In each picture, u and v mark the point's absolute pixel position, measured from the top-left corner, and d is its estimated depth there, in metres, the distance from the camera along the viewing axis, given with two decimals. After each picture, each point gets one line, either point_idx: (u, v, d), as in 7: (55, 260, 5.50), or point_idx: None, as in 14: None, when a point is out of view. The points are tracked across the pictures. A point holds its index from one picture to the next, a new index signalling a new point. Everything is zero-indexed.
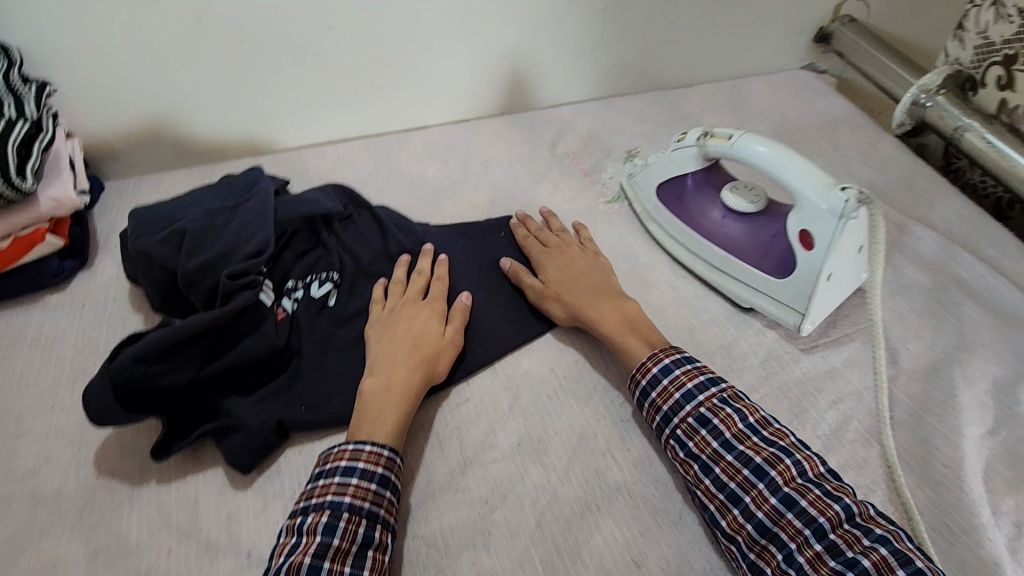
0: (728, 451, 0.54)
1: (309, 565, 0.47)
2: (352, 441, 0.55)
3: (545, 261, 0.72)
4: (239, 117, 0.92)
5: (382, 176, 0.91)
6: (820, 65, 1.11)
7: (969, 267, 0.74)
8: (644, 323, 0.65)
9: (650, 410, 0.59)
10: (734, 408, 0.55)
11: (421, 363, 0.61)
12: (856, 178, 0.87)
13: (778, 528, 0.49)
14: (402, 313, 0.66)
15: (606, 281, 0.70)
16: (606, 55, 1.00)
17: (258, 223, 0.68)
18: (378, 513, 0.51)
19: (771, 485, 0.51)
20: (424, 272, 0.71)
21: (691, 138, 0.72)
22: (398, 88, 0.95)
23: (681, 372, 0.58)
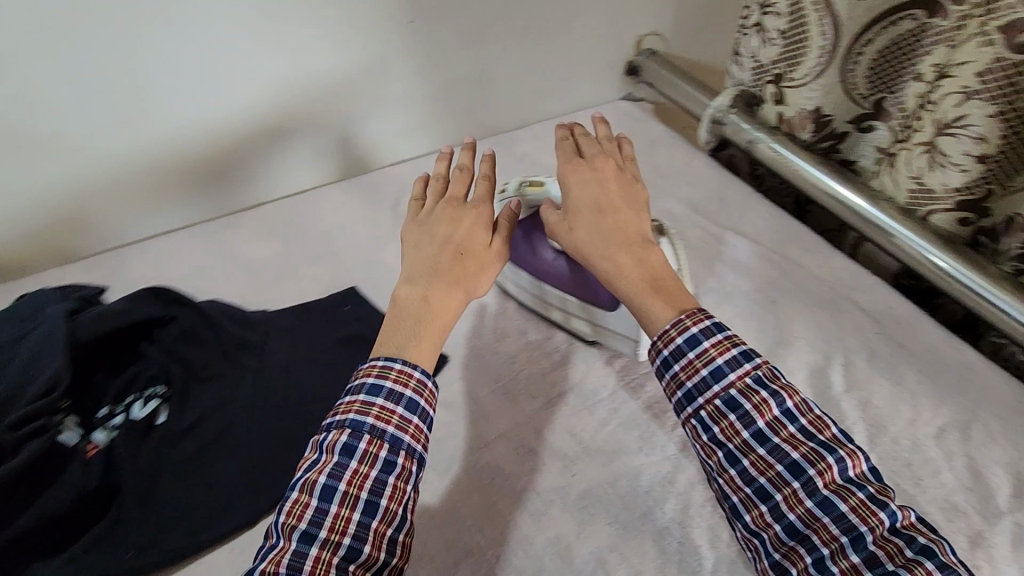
0: (761, 444, 0.50)
1: (323, 485, 0.48)
2: (382, 355, 0.54)
3: (574, 187, 0.65)
4: (33, 226, 0.82)
5: (213, 264, 0.85)
6: (636, 94, 1.20)
7: (778, 266, 0.82)
8: (672, 278, 0.59)
9: (672, 384, 0.54)
10: (771, 392, 0.51)
11: (457, 278, 0.60)
12: (677, 196, 0.95)
13: (810, 531, 0.48)
14: (447, 213, 0.65)
15: (635, 226, 0.62)
16: (436, 109, 1.01)
17: (46, 354, 0.60)
18: (401, 440, 0.51)
19: (808, 487, 0.48)
20: (466, 170, 0.69)
21: (510, 189, 0.72)
22: (220, 169, 0.90)
23: (711, 345, 0.52)
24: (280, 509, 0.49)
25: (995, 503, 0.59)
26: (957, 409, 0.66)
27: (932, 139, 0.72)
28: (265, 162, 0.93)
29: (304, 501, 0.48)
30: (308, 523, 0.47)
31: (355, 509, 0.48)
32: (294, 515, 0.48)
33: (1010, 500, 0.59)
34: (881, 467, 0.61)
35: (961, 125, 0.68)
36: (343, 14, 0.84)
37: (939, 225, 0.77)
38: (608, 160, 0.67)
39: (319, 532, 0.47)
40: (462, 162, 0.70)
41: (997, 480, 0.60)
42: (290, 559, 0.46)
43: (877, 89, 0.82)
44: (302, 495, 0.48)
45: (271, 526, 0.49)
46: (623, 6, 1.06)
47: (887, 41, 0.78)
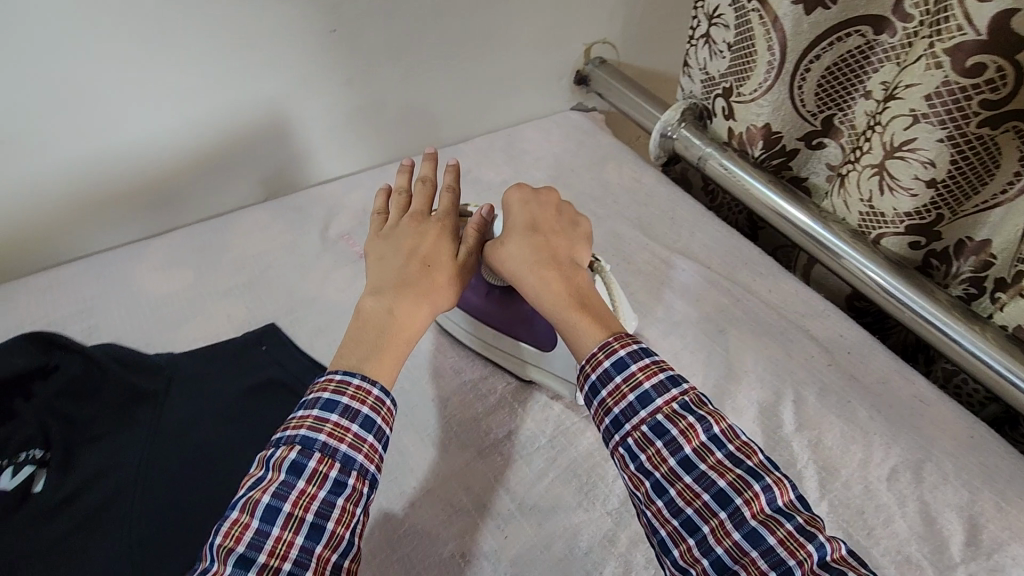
0: (687, 471, 0.46)
1: (266, 505, 0.43)
2: (340, 370, 0.50)
3: (514, 207, 0.63)
4: None
5: (113, 299, 0.76)
6: (587, 104, 1.16)
7: (727, 292, 0.78)
8: (599, 303, 0.56)
9: (601, 411, 0.50)
10: (697, 416, 0.47)
11: (422, 289, 0.57)
12: (624, 215, 0.90)
13: (738, 568, 0.42)
14: (406, 227, 0.63)
15: (566, 249, 0.61)
16: (370, 123, 0.94)
17: None
18: (354, 459, 0.47)
19: (734, 517, 0.43)
20: (429, 181, 0.67)
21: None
22: (123, 192, 0.81)
23: (638, 368, 0.49)
24: (214, 531, 0.43)
25: (949, 553, 0.56)
26: (909, 448, 0.63)
27: (882, 161, 0.69)
28: (176, 182, 0.84)
29: (243, 522, 0.42)
30: (247, 546, 0.42)
31: (298, 533, 0.43)
32: (231, 537, 0.42)
33: (964, 549, 0.56)
34: (832, 516, 0.58)
35: (910, 148, 0.65)
36: (258, 22, 0.76)
37: (892, 249, 0.75)
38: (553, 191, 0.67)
39: (257, 557, 0.41)
40: (425, 173, 0.68)
41: (950, 527, 0.57)
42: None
43: (826, 107, 0.79)
44: (241, 515, 0.43)
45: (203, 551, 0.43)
46: (569, 13, 1.01)
47: (835, 58, 0.75)
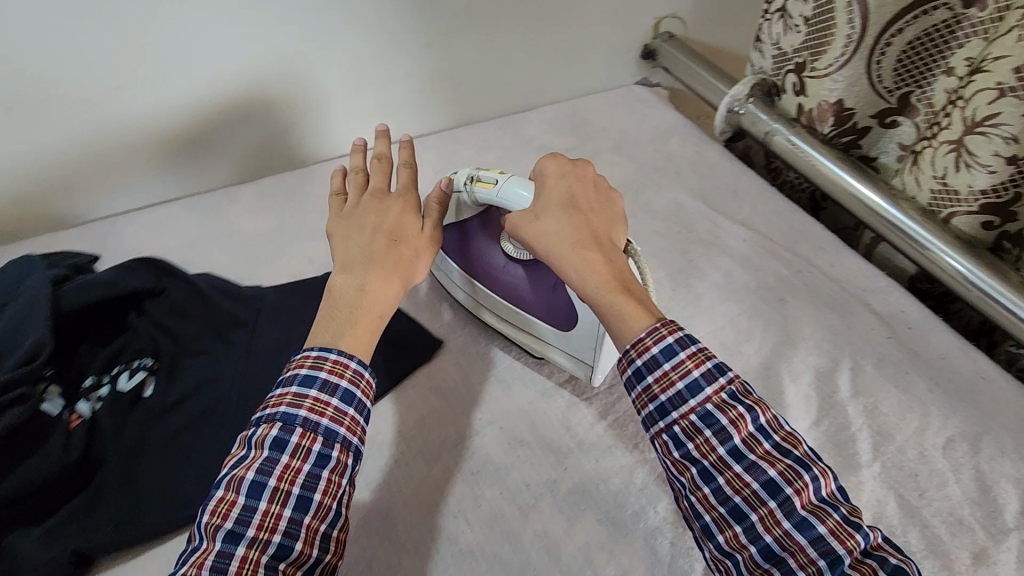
0: (737, 461, 0.47)
1: (252, 482, 0.46)
2: (316, 347, 0.52)
3: (551, 179, 0.61)
4: (25, 192, 0.80)
5: (208, 237, 0.83)
6: (651, 79, 1.16)
7: (787, 264, 0.79)
8: (639, 287, 0.56)
9: (644, 397, 0.51)
10: (746, 406, 0.49)
11: (392, 263, 0.59)
12: (687, 186, 0.92)
13: (786, 555, 0.45)
14: (368, 207, 0.63)
15: (606, 227, 0.59)
16: (443, 87, 0.98)
17: (27, 324, 0.57)
18: (336, 432, 0.50)
19: (784, 507, 0.45)
20: (386, 159, 0.69)
21: (460, 181, 0.66)
22: (216, 140, 0.87)
23: (687, 357, 0.50)
24: (202, 511, 0.46)
25: (1003, 519, 0.56)
26: (967, 421, 0.63)
27: (960, 137, 0.69)
28: (264, 134, 0.90)
29: (230, 500, 0.46)
30: (234, 522, 0.45)
31: (286, 507, 0.46)
32: (218, 515, 0.45)
33: (1019, 517, 0.57)
34: (884, 476, 0.59)
35: (992, 123, 0.65)
36: None
37: (961, 229, 0.74)
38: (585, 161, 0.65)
39: (246, 531, 0.45)
40: (382, 153, 0.69)
41: (1005, 495, 0.58)
42: (215, 561, 0.43)
43: (903, 83, 0.79)
44: (227, 493, 0.46)
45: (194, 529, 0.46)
46: None
47: (917, 32, 0.75)
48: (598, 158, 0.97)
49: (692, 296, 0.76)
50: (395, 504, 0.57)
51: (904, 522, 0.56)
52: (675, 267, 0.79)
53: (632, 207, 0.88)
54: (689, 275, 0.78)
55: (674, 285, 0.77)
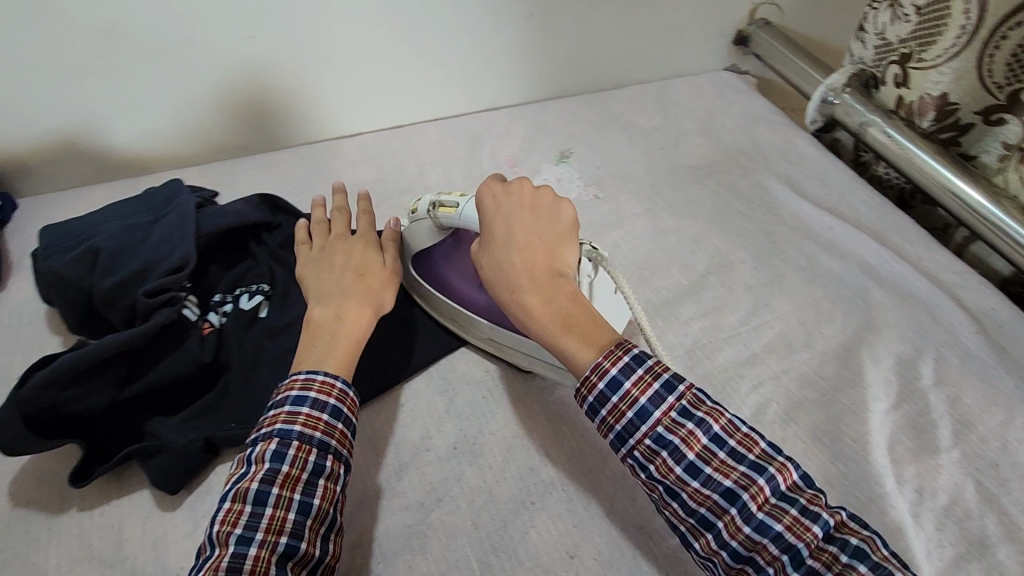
0: (694, 477, 0.49)
1: (257, 491, 0.49)
2: (304, 369, 0.56)
3: (487, 217, 0.61)
4: (160, 131, 0.88)
5: (315, 183, 0.90)
6: (741, 66, 1.16)
7: (874, 253, 0.79)
8: (588, 317, 0.56)
9: (603, 428, 0.52)
10: (697, 420, 0.50)
11: (365, 293, 0.63)
12: (774, 171, 0.92)
13: (753, 555, 0.47)
14: (332, 250, 0.68)
15: (550, 259, 0.59)
16: (537, 59, 1.02)
17: (177, 237, 0.65)
18: (329, 444, 0.53)
19: (743, 513, 0.47)
20: (344, 209, 0.73)
21: (422, 209, 0.66)
22: (326, 96, 0.94)
23: (632, 385, 0.51)
24: (212, 521, 0.49)
25: None
26: None
27: None
28: (366, 94, 0.96)
29: (238, 509, 0.48)
30: (245, 527, 0.48)
31: (291, 509, 0.49)
32: (228, 523, 0.48)
33: None
34: (963, 462, 0.60)
35: None
36: None
37: None
38: (525, 182, 0.63)
39: (255, 535, 0.47)
40: (338, 202, 0.74)
41: None
42: (229, 563, 0.46)
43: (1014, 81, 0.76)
44: (234, 504, 0.49)
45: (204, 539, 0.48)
46: None
47: None
48: (685, 137, 0.98)
49: (775, 276, 0.77)
50: (484, 434, 0.62)
51: (982, 507, 0.56)
52: (758, 247, 0.80)
53: (717, 187, 0.89)
54: (772, 255, 0.79)
55: (757, 263, 0.78)
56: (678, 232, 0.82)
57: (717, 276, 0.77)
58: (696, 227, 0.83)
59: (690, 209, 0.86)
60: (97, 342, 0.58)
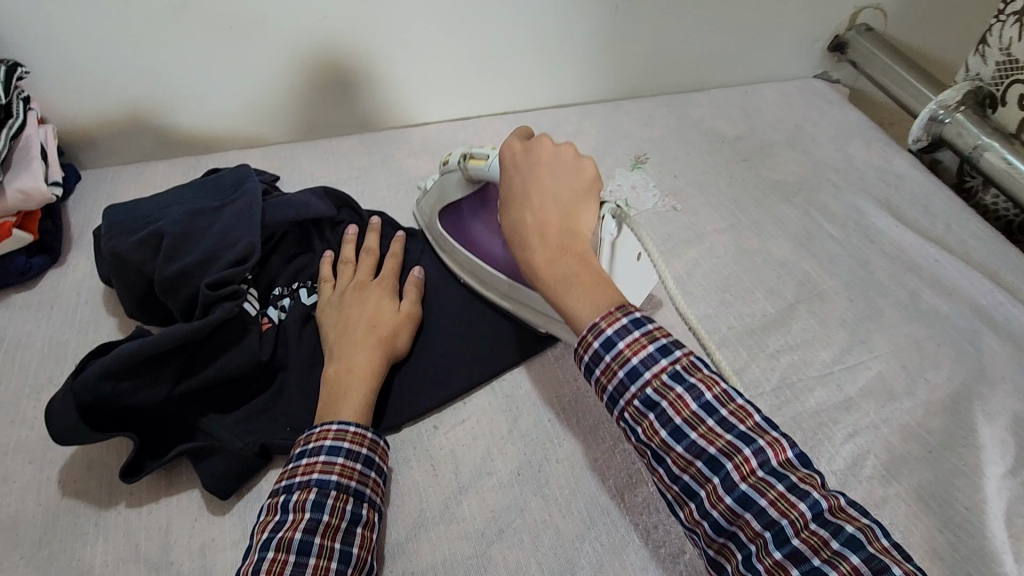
0: (679, 441, 0.43)
1: (300, 540, 0.46)
2: (335, 420, 0.53)
3: (506, 169, 0.59)
4: (224, 109, 0.86)
5: (377, 173, 0.86)
6: (832, 74, 1.08)
7: (987, 292, 0.71)
8: (596, 277, 0.50)
9: (595, 389, 0.47)
10: (688, 384, 0.44)
11: (378, 347, 0.59)
12: (869, 193, 0.84)
13: (735, 529, 0.41)
14: (350, 293, 0.63)
15: (563, 215, 0.54)
16: (615, 56, 0.96)
17: (243, 227, 0.62)
18: (364, 492, 0.51)
19: (726, 483, 0.41)
20: (374, 250, 0.68)
21: (454, 160, 0.68)
22: (393, 82, 0.90)
23: (625, 345, 0.45)
24: (251, 572, 0.45)
25: None
26: None
27: None
28: (434, 82, 0.91)
29: (282, 559, 0.45)
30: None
31: (333, 558, 0.46)
32: (274, 573, 0.44)
33: None
34: None
35: None
36: None
37: None
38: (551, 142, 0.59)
39: None
40: (367, 241, 0.69)
41: None
42: None
43: None
44: (277, 554, 0.45)
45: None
46: None
47: None
48: (771, 148, 0.91)
49: (873, 311, 0.70)
50: (551, 463, 0.57)
51: None
52: (853, 277, 0.73)
53: (807, 206, 0.82)
54: (869, 287, 0.72)
55: (852, 296, 0.71)
56: (764, 254, 0.76)
57: (807, 306, 0.70)
58: (783, 250, 0.76)
59: (777, 229, 0.79)
60: (156, 333, 0.56)
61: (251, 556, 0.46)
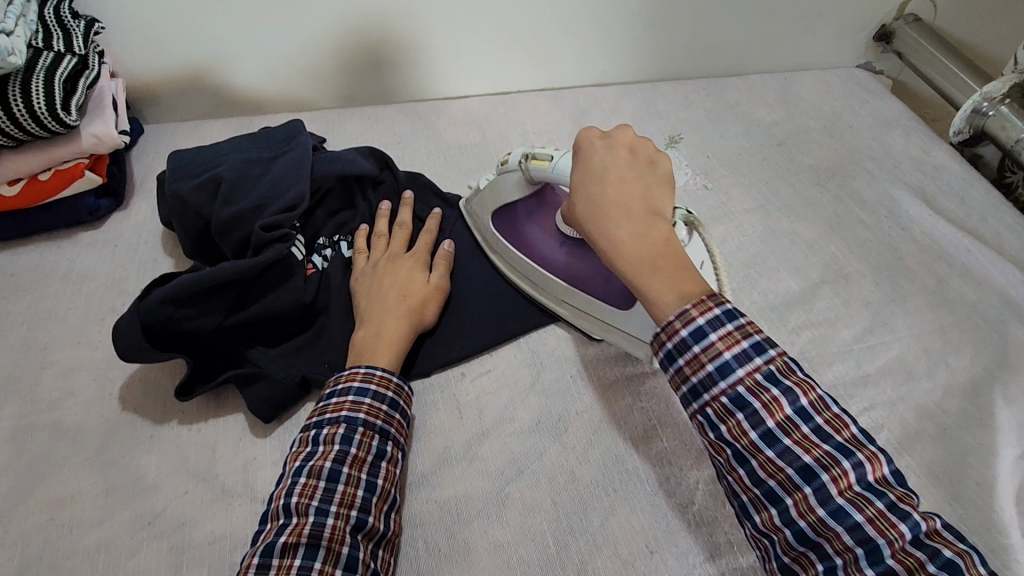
0: (770, 445, 0.44)
1: (330, 469, 0.50)
2: (364, 364, 0.57)
3: (582, 153, 0.58)
4: (277, 73, 0.90)
5: (418, 140, 0.90)
6: (876, 65, 1.07)
7: (1018, 284, 0.71)
8: (680, 261, 0.51)
9: (676, 378, 0.48)
10: (783, 388, 0.45)
11: (405, 315, 0.61)
12: (905, 182, 0.84)
13: (821, 540, 0.42)
14: (382, 266, 0.65)
15: (646, 194, 0.55)
16: (656, 37, 0.97)
17: (294, 177, 0.66)
18: (388, 432, 0.54)
19: (819, 494, 0.43)
20: (407, 223, 0.70)
21: (513, 161, 0.64)
22: (439, 54, 0.93)
23: (718, 338, 0.46)
24: (285, 494, 0.49)
25: None
26: None
27: None
28: (477, 56, 0.94)
29: (313, 485, 0.49)
30: (321, 500, 0.48)
31: (360, 487, 0.50)
32: (305, 494, 0.49)
33: None
34: None
35: None
36: None
37: None
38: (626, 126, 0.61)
39: (330, 508, 0.48)
40: (400, 215, 0.70)
41: None
42: (311, 530, 0.47)
43: None
44: (309, 479, 0.49)
45: (274, 509, 0.49)
46: None
47: None
48: (807, 135, 0.91)
49: (898, 295, 0.70)
50: (570, 415, 0.60)
51: None
52: (881, 262, 0.74)
53: (839, 191, 0.82)
54: (897, 272, 0.73)
55: (878, 279, 0.72)
56: (792, 235, 0.77)
57: (831, 286, 0.71)
58: (811, 232, 0.77)
59: (807, 212, 0.80)
60: (212, 267, 0.60)
61: (285, 479, 0.50)
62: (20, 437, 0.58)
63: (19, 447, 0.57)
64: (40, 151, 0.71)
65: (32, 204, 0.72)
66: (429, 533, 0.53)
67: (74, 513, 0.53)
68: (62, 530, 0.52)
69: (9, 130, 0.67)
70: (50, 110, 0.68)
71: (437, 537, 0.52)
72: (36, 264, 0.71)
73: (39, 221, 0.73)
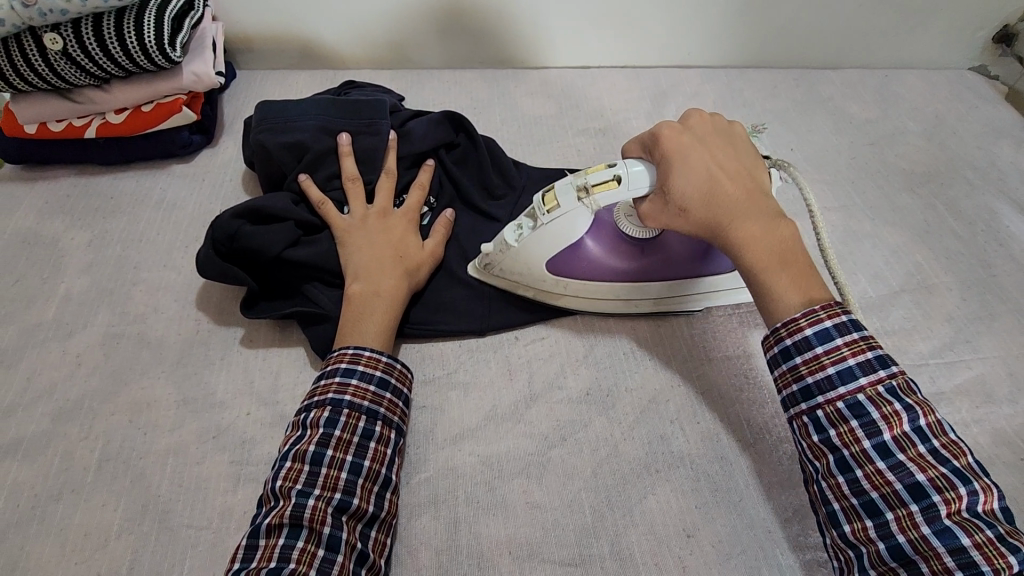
0: (882, 457, 0.45)
1: (313, 453, 0.50)
2: (352, 345, 0.56)
3: (686, 145, 0.55)
4: (365, 29, 0.92)
5: (494, 106, 0.90)
6: (991, 69, 0.99)
7: None
8: (802, 257, 0.52)
9: (788, 375, 0.49)
10: (904, 404, 0.45)
11: (404, 274, 0.61)
12: (1009, 195, 0.78)
13: (918, 558, 0.43)
14: (375, 222, 0.64)
15: (756, 189, 0.55)
16: (750, 21, 0.93)
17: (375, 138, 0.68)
18: (377, 412, 0.53)
19: (927, 512, 0.43)
20: (393, 171, 0.68)
21: (570, 201, 0.58)
22: (522, 23, 0.92)
23: (844, 343, 0.47)
24: (273, 477, 0.49)
25: None
26: None
27: None
28: (562, 27, 0.93)
29: (297, 468, 0.49)
30: (304, 483, 0.48)
31: (344, 468, 0.50)
32: (289, 478, 0.49)
33: None
34: None
35: None
36: None
37: None
38: (703, 116, 0.58)
39: (312, 492, 0.48)
40: (386, 161, 0.68)
41: None
42: (293, 511, 0.47)
43: None
44: (294, 463, 0.50)
45: (265, 493, 0.50)
46: None
47: None
48: (904, 136, 0.85)
49: (986, 312, 0.66)
50: (621, 392, 0.59)
51: None
52: (972, 277, 0.69)
53: (933, 199, 0.77)
54: (987, 289, 0.68)
55: (966, 294, 0.67)
56: (874, 238, 0.73)
57: (912, 296, 0.67)
58: (896, 237, 0.73)
59: (894, 217, 0.75)
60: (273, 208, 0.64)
61: (277, 464, 0.51)
62: (108, 343, 0.63)
63: (107, 353, 0.62)
64: (143, 84, 0.75)
65: (132, 133, 0.77)
66: (468, 486, 0.54)
67: (150, 417, 0.58)
68: (139, 432, 0.57)
69: (120, 60, 0.72)
70: (159, 44, 0.72)
71: (478, 490, 0.54)
72: (132, 189, 0.76)
73: (136, 149, 0.78)
